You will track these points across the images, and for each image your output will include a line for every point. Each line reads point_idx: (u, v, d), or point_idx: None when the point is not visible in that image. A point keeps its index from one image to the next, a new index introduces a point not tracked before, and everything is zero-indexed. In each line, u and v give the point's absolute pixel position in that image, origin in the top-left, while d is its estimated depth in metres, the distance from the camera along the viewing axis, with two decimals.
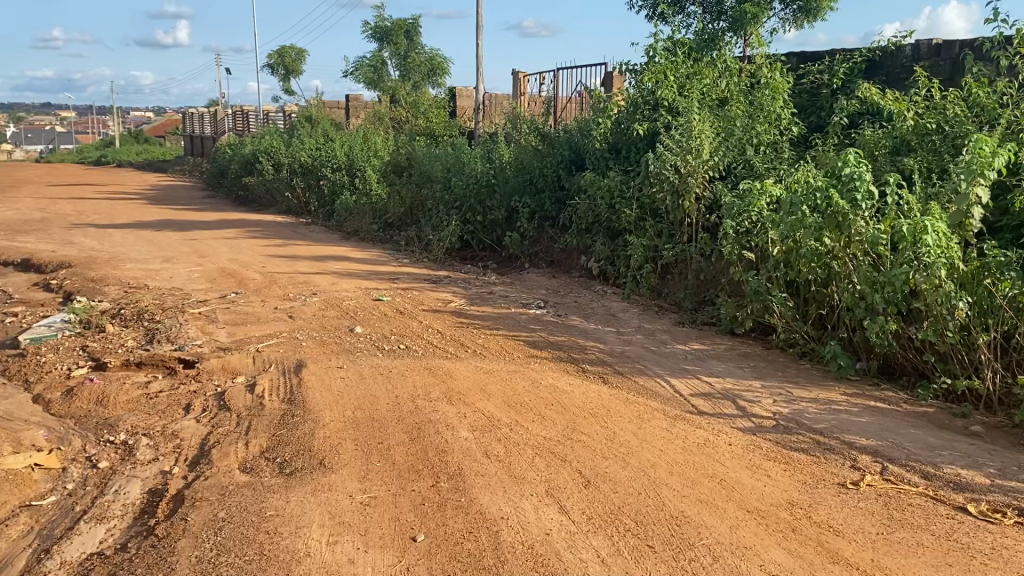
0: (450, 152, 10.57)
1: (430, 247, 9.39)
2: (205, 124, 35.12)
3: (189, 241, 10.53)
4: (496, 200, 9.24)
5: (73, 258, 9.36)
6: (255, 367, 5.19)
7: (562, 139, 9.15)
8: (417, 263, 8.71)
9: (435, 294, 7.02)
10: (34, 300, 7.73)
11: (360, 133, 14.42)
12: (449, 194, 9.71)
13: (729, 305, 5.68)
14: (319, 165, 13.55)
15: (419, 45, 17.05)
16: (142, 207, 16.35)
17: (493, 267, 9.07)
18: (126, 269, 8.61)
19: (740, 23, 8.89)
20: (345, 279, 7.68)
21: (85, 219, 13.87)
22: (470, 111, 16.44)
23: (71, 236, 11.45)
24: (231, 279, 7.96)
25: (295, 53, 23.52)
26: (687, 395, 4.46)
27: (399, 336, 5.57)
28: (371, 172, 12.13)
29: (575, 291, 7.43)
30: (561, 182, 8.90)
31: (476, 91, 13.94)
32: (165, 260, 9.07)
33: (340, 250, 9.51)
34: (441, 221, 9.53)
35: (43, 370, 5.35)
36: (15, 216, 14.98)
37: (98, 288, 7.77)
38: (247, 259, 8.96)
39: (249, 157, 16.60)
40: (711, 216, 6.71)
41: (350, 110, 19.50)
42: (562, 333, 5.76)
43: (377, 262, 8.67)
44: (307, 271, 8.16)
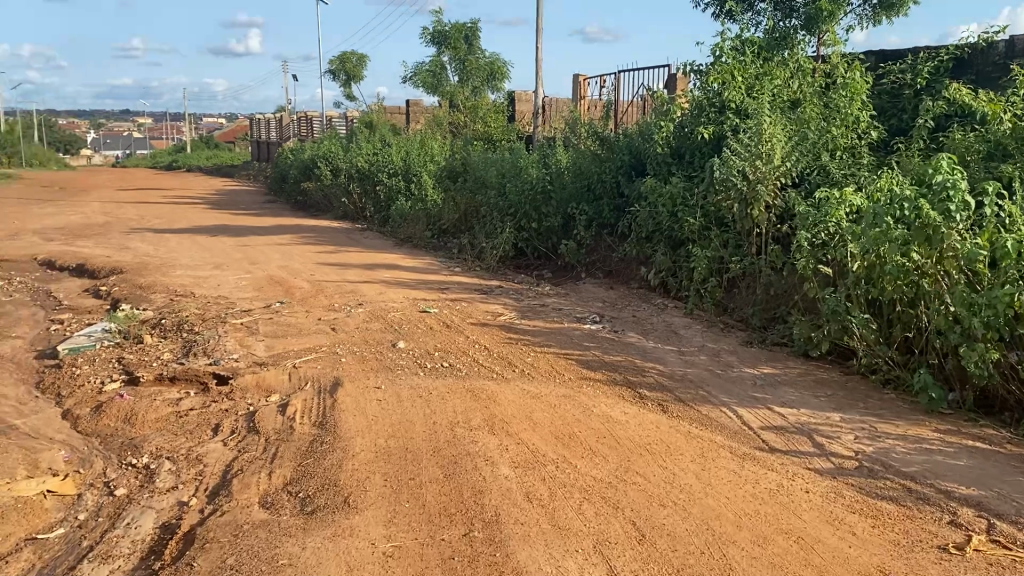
0: (506, 157, 10.23)
1: (484, 255, 9.05)
2: (270, 130, 35.56)
3: (242, 247, 10.40)
4: (553, 207, 8.86)
5: (125, 264, 9.30)
6: (291, 385, 4.89)
7: (622, 144, 8.71)
8: (469, 272, 8.39)
9: (485, 306, 6.67)
10: (82, 307, 7.63)
11: (417, 138, 14.19)
12: (504, 201, 9.36)
13: (803, 325, 5.18)
14: (375, 171, 13.36)
15: (478, 49, 16.78)
16: (203, 212, 16.42)
17: (548, 277, 8.68)
18: (175, 275, 8.48)
19: (814, 20, 8.33)
20: (393, 289, 7.38)
21: (145, 224, 13.94)
22: (529, 115, 16.09)
23: (128, 241, 11.45)
24: (277, 286, 7.74)
25: (357, 59, 23.53)
26: (755, 428, 4.00)
27: (443, 353, 5.22)
28: (426, 178, 11.86)
29: (634, 305, 6.99)
30: (620, 188, 8.47)
31: (535, 95, 13.57)
32: (215, 266, 8.91)
33: (392, 258, 9.24)
34: (495, 228, 9.19)
35: (76, 384, 5.16)
36: (79, 220, 15.18)
37: (145, 295, 7.63)
38: (296, 267, 8.74)
39: (307, 163, 16.54)
40: (782, 226, 6.22)
41: (410, 115, 19.33)
42: (618, 352, 5.34)
43: (428, 271, 8.36)
44: (355, 280, 7.90)
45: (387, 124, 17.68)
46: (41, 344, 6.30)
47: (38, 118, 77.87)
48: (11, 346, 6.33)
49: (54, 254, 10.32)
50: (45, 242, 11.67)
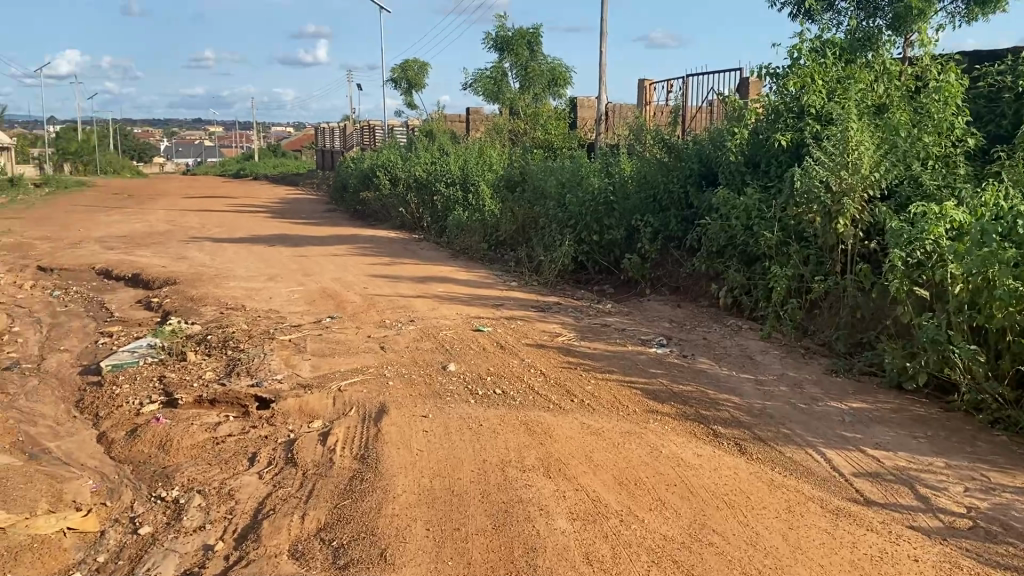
0: (567, 166, 9.84)
1: (542, 268, 8.67)
2: (333, 139, 35.88)
3: (297, 257, 10.23)
4: (615, 218, 8.43)
5: (180, 274, 9.18)
6: (335, 410, 4.55)
7: (690, 152, 8.25)
8: (526, 287, 8.02)
9: (543, 325, 6.28)
10: (133, 319, 7.48)
11: (476, 147, 13.91)
12: (564, 211, 8.96)
13: (897, 354, 4.68)
14: (433, 180, 13.11)
15: (540, 56, 16.44)
16: (263, 221, 16.42)
17: (610, 293, 8.25)
18: (228, 286, 8.30)
19: (901, 19, 7.76)
20: (447, 304, 7.06)
21: (205, 233, 13.95)
22: (592, 122, 15.67)
23: (186, 250, 11.40)
24: (329, 299, 7.48)
25: (418, 67, 23.44)
26: (846, 475, 3.53)
27: (496, 378, 4.85)
28: (485, 187, 11.55)
29: (702, 325, 6.52)
30: (689, 199, 8.01)
31: (597, 102, 13.16)
32: (268, 277, 8.72)
33: (448, 270, 8.93)
34: (554, 240, 8.79)
35: (114, 405, 4.93)
36: (143, 228, 15.29)
37: (195, 308, 7.45)
38: (350, 279, 8.49)
39: (366, 172, 16.42)
40: (870, 242, 5.71)
41: (470, 123, 19.09)
42: (687, 382, 4.89)
43: (485, 285, 8.02)
44: (408, 294, 7.59)
45: (447, 132, 17.47)
46: (87, 359, 6.14)
47: (114, 128, 80.35)
48: (57, 361, 6.18)
49: (112, 263, 10.29)
50: (106, 250, 11.70)
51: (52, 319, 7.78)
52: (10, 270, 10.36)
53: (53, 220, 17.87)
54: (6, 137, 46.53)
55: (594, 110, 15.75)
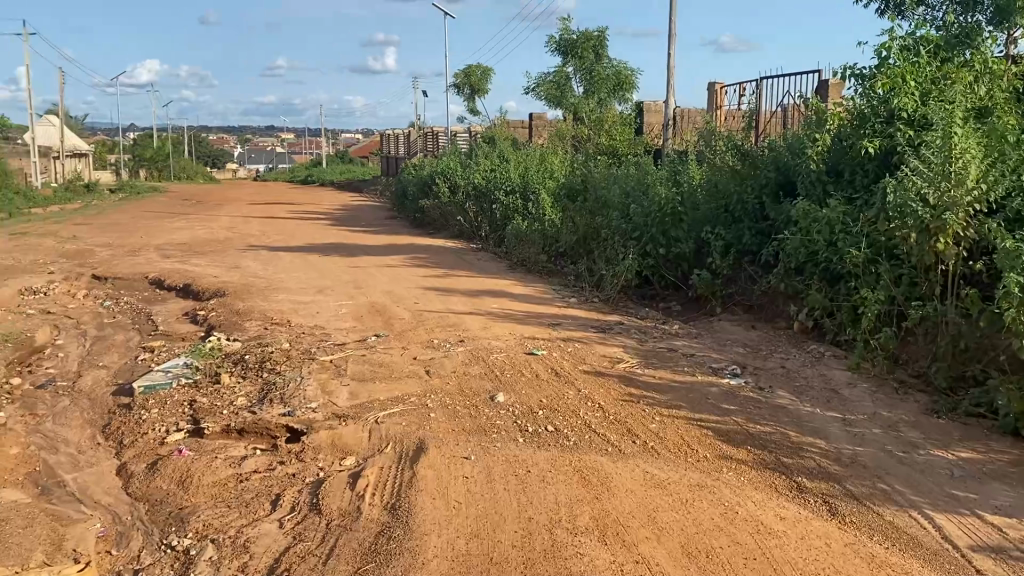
0: (631, 174, 9.30)
1: (604, 283, 8.13)
2: (398, 145, 35.85)
3: (351, 268, 9.92)
4: (683, 231, 7.85)
5: (230, 285, 8.94)
6: (371, 446, 4.13)
7: (766, 159, 7.65)
8: (586, 303, 7.52)
9: (603, 349, 5.77)
10: (177, 333, 7.23)
11: (538, 153, 13.45)
12: (626, 221, 8.41)
13: (1013, 394, 4.03)
14: (493, 188, 12.70)
15: (605, 59, 15.89)
16: (322, 228, 16.25)
17: (677, 311, 7.69)
18: (276, 298, 8.00)
19: (1005, 13, 7.03)
20: (501, 323, 6.60)
21: (264, 241, 13.81)
22: (659, 128, 15.06)
23: (241, 259, 11.22)
24: (377, 315, 7.10)
25: (481, 73, 23.10)
26: (962, 549, 2.95)
27: (549, 413, 4.37)
28: (545, 196, 11.08)
29: (780, 351, 5.92)
30: (764, 211, 7.43)
31: (665, 107, 12.57)
32: (318, 289, 8.40)
33: (504, 284, 8.48)
34: (616, 253, 8.25)
35: (139, 432, 4.61)
36: (203, 234, 15.27)
37: (240, 322, 7.15)
38: (402, 292, 8.11)
39: (426, 179, 16.11)
40: (975, 262, 5.06)
41: (533, 129, 18.64)
42: (766, 421, 4.33)
43: (542, 301, 7.55)
44: (460, 309, 7.17)
45: (509, 138, 17.06)
46: (123, 377, 5.87)
47: (188, 135, 82.44)
48: (93, 378, 5.93)
49: (166, 272, 10.14)
50: (163, 258, 11.60)
51: (98, 332, 7.59)
52: (67, 278, 10.30)
53: (120, 226, 18.05)
54: (85, 144, 48.00)
55: (661, 115, 15.14)
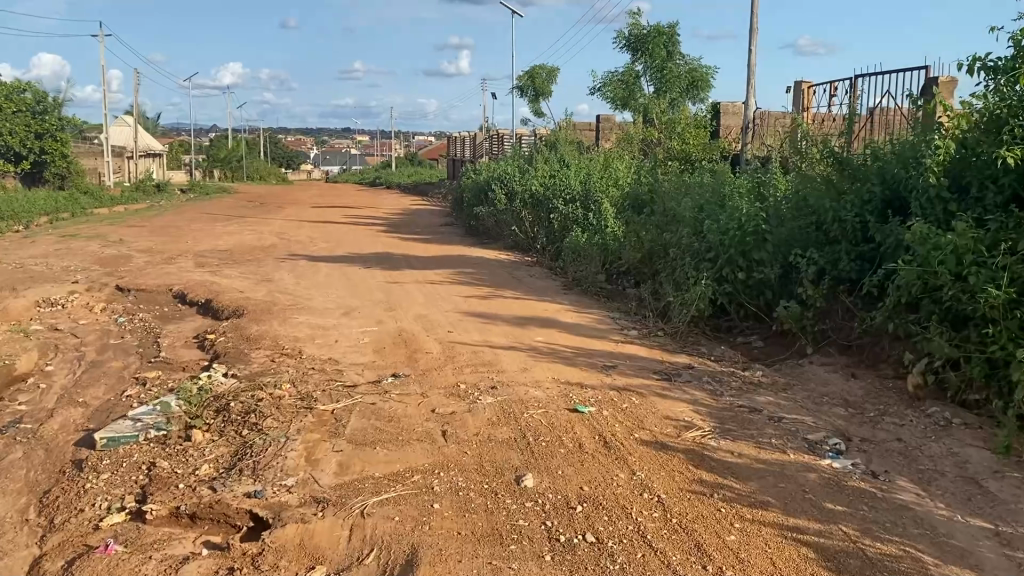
0: (705, 186, 8.11)
1: (672, 310, 6.94)
2: (463, 148, 35.05)
3: (388, 284, 8.97)
4: (767, 252, 6.64)
5: (252, 302, 8.07)
6: (348, 552, 3.10)
7: (870, 170, 6.42)
8: (648, 337, 6.38)
9: (666, 406, 4.64)
10: (178, 362, 6.36)
11: (602, 159, 12.32)
12: (699, 238, 7.21)
13: None
14: (552, 197, 11.61)
15: (679, 56, 14.65)
16: (373, 235, 15.42)
17: (758, 351, 6.47)
18: (295, 320, 7.08)
19: None
20: (544, 362, 5.51)
21: (308, 249, 13.01)
22: (736, 131, 13.77)
23: (276, 271, 10.38)
24: (402, 347, 6.09)
25: (546, 74, 22.05)
26: None
27: (589, 514, 3.28)
28: (608, 207, 9.98)
29: (892, 415, 4.69)
30: (866, 232, 6.21)
31: (744, 108, 11.30)
32: (345, 311, 7.46)
33: (555, 310, 7.40)
34: (686, 276, 7.05)
35: (75, 506, 3.67)
36: (249, 240, 14.57)
37: (247, 351, 6.23)
38: (436, 317, 7.10)
39: (483, 185, 15.12)
40: None
41: (600, 132, 17.47)
42: (889, 536, 3.14)
43: (597, 333, 6.44)
44: (499, 342, 6.12)
45: (573, 142, 15.94)
46: (94, 420, 4.98)
47: (263, 136, 83.58)
48: (63, 420, 5.06)
49: (191, 284, 9.36)
50: (196, 267, 10.85)
51: (97, 356, 6.78)
52: (89, 289, 9.61)
53: (172, 229, 17.54)
54: (160, 145, 48.58)
55: (740, 117, 13.78)
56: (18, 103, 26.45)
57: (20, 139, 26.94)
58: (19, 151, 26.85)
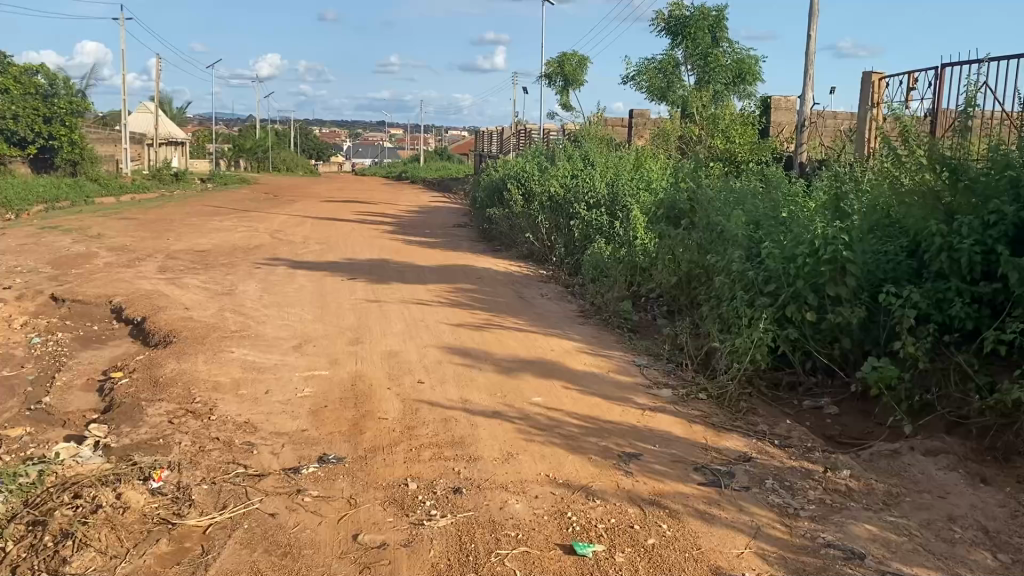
0: (759, 197, 6.44)
1: (716, 359, 5.23)
2: (491, 143, 33.48)
3: (367, 304, 7.38)
4: (847, 287, 4.96)
5: (191, 325, 6.49)
6: None
7: (993, 180, 4.73)
8: (685, 398, 4.73)
9: (715, 543, 2.99)
10: (59, 414, 4.79)
11: (633, 157, 10.67)
12: (753, 262, 5.50)
13: None
14: (573, 200, 9.97)
15: (725, 44, 12.93)
16: (376, 236, 13.85)
17: (834, 424, 4.79)
18: (226, 357, 5.48)
19: None
20: (537, 445, 3.86)
21: (297, 252, 11.44)
22: (788, 130, 12.05)
23: (243, 280, 8.83)
24: (347, 406, 4.47)
25: (577, 62, 20.31)
26: None
27: None
28: (637, 214, 8.34)
29: None
30: (990, 267, 4.53)
31: (801, 103, 9.61)
32: (296, 343, 5.87)
33: (563, 349, 5.76)
34: (734, 313, 5.34)
35: None
36: (236, 240, 13.05)
37: (146, 403, 4.67)
38: (408, 357, 5.48)
39: (498, 184, 13.50)
40: None
41: (632, 128, 15.80)
42: None
43: (615, 389, 4.79)
44: (481, 402, 4.50)
45: (603, 138, 14.27)
46: None
47: (292, 126, 82.76)
48: None
49: (134, 297, 7.81)
50: (154, 273, 9.30)
51: None
52: (19, 296, 8.08)
53: (162, 224, 15.99)
54: (182, 133, 47.42)
55: (794, 114, 12.04)
56: (27, 85, 24.92)
57: (27, 123, 25.17)
58: (26, 135, 25.17)
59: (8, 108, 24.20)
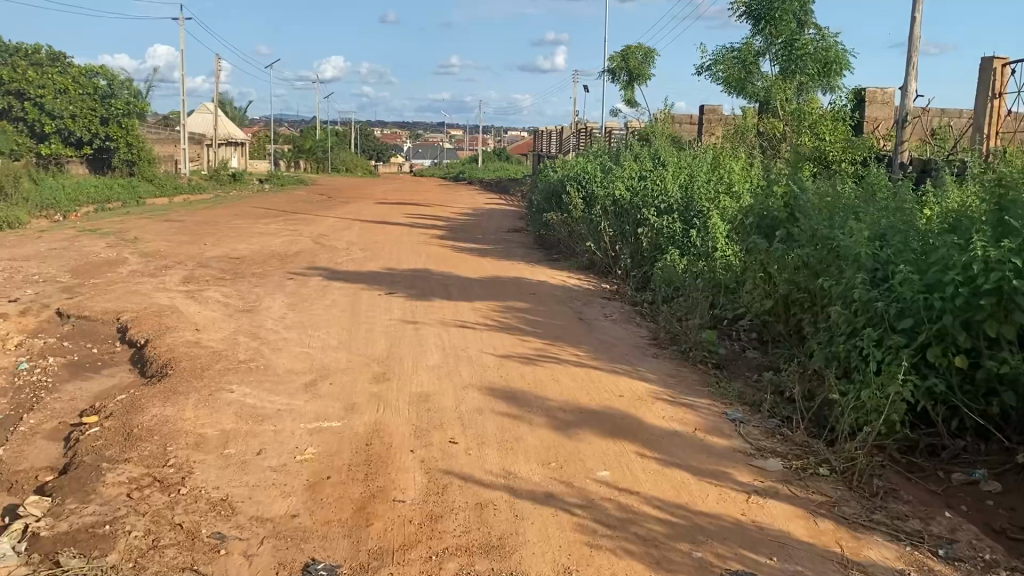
0: (879, 206, 5.22)
1: (835, 416, 4.05)
2: (551, 142, 32.41)
3: (402, 325, 6.36)
4: (1014, 326, 3.75)
5: (195, 353, 5.54)
6: None
7: None
8: (799, 475, 3.57)
9: None
10: (8, 472, 3.85)
11: (710, 156, 9.47)
12: (881, 289, 4.31)
13: None
14: (641, 204, 8.81)
15: (813, 30, 11.62)
16: (425, 242, 12.87)
17: (1002, 512, 3.57)
18: (222, 399, 4.50)
19: None
20: (605, 556, 2.77)
21: (337, 261, 10.49)
22: (885, 126, 10.69)
23: (271, 294, 7.89)
24: (355, 479, 3.43)
25: (643, 55, 19.08)
26: None
27: None
28: (718, 222, 7.17)
29: None
30: None
31: (909, 96, 8.31)
32: (310, 380, 4.86)
33: (634, 392, 4.63)
34: (857, 355, 4.15)
35: None
36: (276, 246, 12.18)
37: (109, 463, 3.69)
38: (440, 402, 4.42)
39: (556, 186, 12.42)
40: None
41: (704, 124, 14.54)
42: None
43: (701, 461, 3.65)
44: (527, 476, 3.42)
45: (672, 136, 13.06)
46: None
47: (352, 126, 82.90)
48: None
49: (145, 314, 6.92)
50: (177, 285, 8.42)
51: None
52: (23, 312, 7.27)
53: (205, 227, 15.24)
54: (242, 134, 47.28)
55: (892, 108, 10.66)
56: (85, 85, 24.37)
57: (84, 124, 24.47)
58: (84, 137, 24.52)
59: (66, 107, 23.61)
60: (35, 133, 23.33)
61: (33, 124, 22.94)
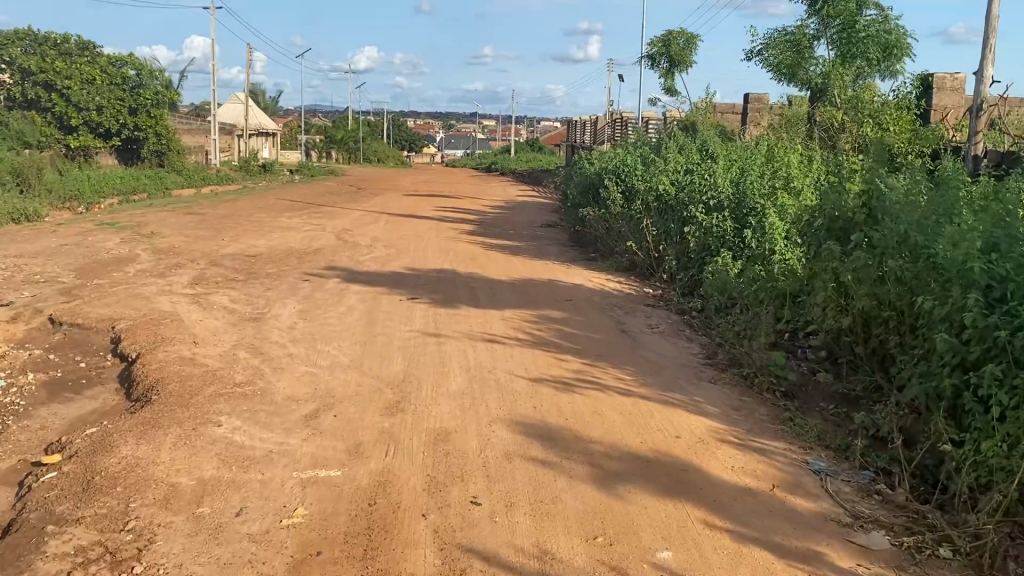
0: (982, 208, 4.37)
1: (947, 472, 3.27)
2: (585, 132, 31.54)
3: (422, 339, 5.66)
4: None
5: (187, 372, 4.87)
6: None
7: None
8: (915, 559, 2.82)
9: None
10: None
11: (763, 148, 8.64)
12: (1001, 313, 3.50)
13: None
14: (688, 201, 8.01)
15: (873, 10, 10.69)
16: (453, 238, 12.17)
17: None
18: (206, 437, 3.82)
19: None
20: None
21: (359, 260, 9.81)
22: (954, 116, 9.76)
23: (283, 299, 7.22)
24: (352, 558, 2.74)
25: (685, 41, 18.16)
26: None
27: None
28: (779, 222, 6.35)
29: None
30: None
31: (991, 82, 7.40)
32: (311, 411, 4.17)
33: (693, 431, 3.89)
34: (973, 396, 3.35)
35: None
36: (296, 242, 11.53)
37: (55, 525, 3.02)
38: (462, 443, 3.71)
39: (592, 180, 11.63)
40: None
41: (749, 113, 13.65)
42: None
43: (786, 535, 2.90)
44: (568, 557, 2.71)
45: (716, 125, 12.20)
46: None
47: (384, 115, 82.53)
48: None
49: (142, 322, 6.28)
50: (183, 288, 7.78)
51: None
52: (14, 318, 6.66)
53: (226, 221, 14.64)
54: (273, 124, 46.87)
55: (961, 96, 9.73)
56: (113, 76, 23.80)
57: (112, 116, 23.90)
58: (112, 128, 24.00)
59: (93, 99, 23.04)
60: (62, 124, 22.83)
61: (60, 115, 22.45)
